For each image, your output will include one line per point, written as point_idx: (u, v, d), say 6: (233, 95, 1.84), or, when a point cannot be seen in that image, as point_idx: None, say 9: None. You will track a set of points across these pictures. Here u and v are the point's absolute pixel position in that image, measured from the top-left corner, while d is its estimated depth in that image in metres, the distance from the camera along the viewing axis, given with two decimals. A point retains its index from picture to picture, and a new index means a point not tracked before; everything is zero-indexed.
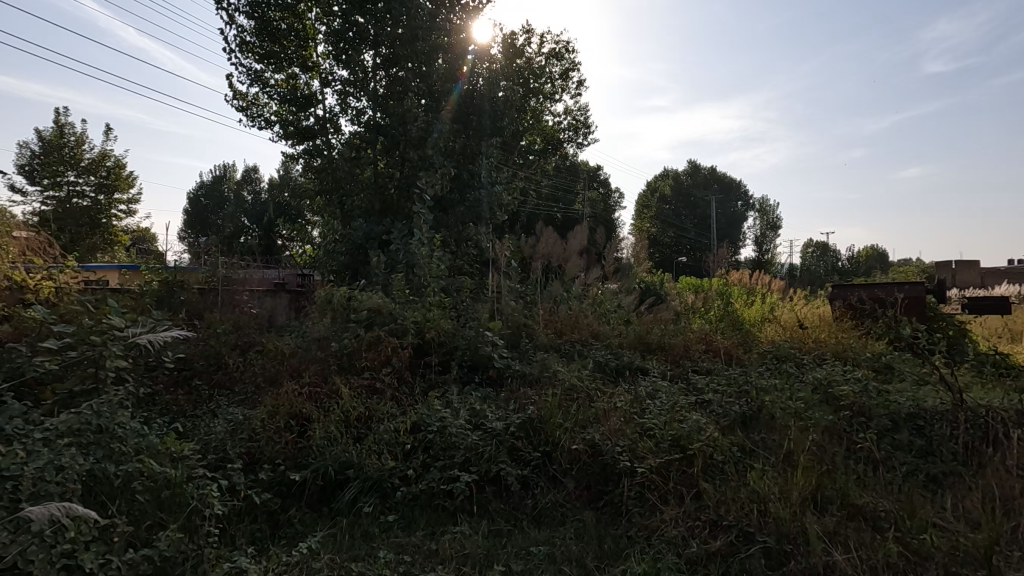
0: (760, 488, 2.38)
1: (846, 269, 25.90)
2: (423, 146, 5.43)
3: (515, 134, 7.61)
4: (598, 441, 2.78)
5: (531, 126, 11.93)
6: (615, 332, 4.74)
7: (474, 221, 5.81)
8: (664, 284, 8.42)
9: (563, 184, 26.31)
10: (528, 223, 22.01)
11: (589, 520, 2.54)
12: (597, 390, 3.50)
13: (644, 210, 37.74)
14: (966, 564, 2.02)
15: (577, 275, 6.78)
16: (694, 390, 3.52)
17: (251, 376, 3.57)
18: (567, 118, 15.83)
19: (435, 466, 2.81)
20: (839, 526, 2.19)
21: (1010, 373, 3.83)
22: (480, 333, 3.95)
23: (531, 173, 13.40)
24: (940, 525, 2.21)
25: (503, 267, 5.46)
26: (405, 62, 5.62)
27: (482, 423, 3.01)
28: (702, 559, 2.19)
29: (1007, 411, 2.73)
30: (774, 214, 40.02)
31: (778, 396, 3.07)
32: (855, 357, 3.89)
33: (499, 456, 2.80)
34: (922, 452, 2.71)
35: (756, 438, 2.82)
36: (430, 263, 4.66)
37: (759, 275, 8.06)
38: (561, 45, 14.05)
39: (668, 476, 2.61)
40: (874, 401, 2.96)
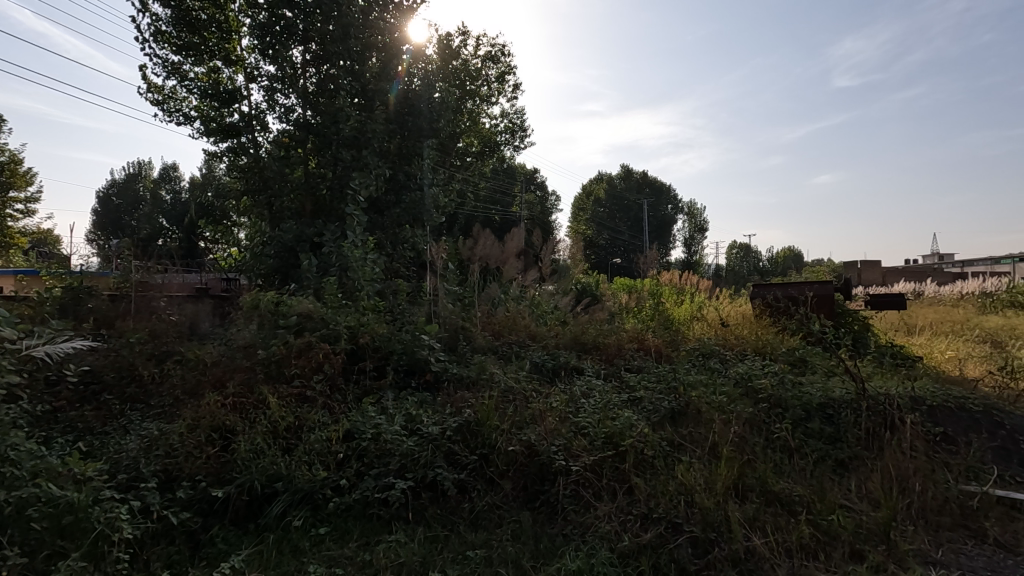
0: (687, 480, 2.48)
1: (766, 270, 27.61)
2: (357, 146, 5.29)
3: (452, 136, 7.58)
4: (534, 441, 2.81)
5: (468, 129, 11.92)
6: (551, 333, 4.82)
7: (410, 223, 5.73)
8: (599, 284, 8.64)
9: (500, 186, 26.49)
10: (467, 225, 22.05)
11: (526, 520, 2.54)
12: (534, 391, 3.54)
13: (580, 213, 38.62)
14: (868, 541, 2.20)
15: (515, 277, 6.84)
16: (627, 388, 3.63)
17: (169, 388, 3.35)
18: (503, 121, 15.99)
19: (369, 474, 2.74)
20: (759, 512, 2.32)
21: (906, 363, 4.21)
22: (417, 337, 3.90)
23: (468, 175, 13.38)
24: (847, 506, 2.39)
25: (439, 270, 5.42)
26: (337, 59, 5.45)
27: (418, 429, 2.97)
28: (634, 551, 2.23)
29: (902, 398, 3.00)
30: (700, 218, 42.05)
31: (703, 391, 3.23)
32: (773, 352, 4.14)
33: (435, 461, 2.78)
34: (831, 439, 2.91)
35: (684, 432, 2.95)
36: (364, 266, 4.55)
37: (687, 276, 8.44)
38: (498, 48, 14.13)
39: (602, 473, 2.68)
40: (789, 393, 3.17)
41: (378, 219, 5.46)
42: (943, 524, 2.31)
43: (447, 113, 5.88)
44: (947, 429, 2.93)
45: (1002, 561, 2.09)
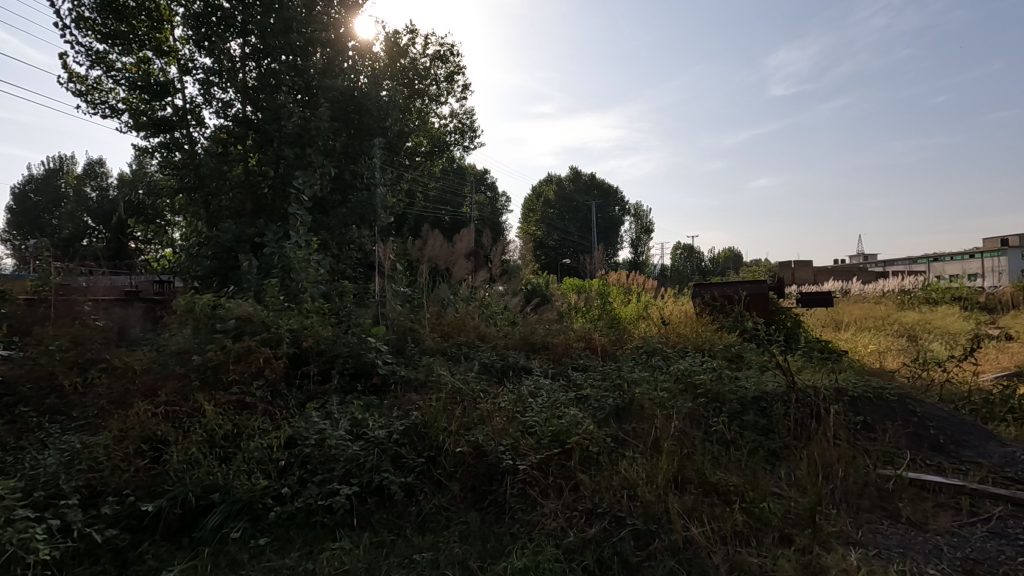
0: (630, 475, 2.56)
1: (708, 270, 28.73)
2: (301, 144, 5.08)
3: (400, 135, 7.48)
4: (481, 442, 2.82)
5: (417, 128, 11.79)
6: (500, 333, 4.84)
7: (357, 223, 5.56)
8: (549, 285, 8.76)
9: (449, 187, 26.36)
10: (417, 224, 21.83)
11: (474, 521, 2.54)
12: (482, 391, 3.55)
13: (530, 214, 38.94)
14: (796, 525, 2.33)
15: (465, 278, 6.83)
16: (574, 386, 3.70)
17: (94, 398, 3.16)
18: (453, 121, 15.93)
19: (313, 481, 2.67)
20: (697, 503, 2.41)
21: (832, 357, 4.49)
22: (363, 339, 3.82)
23: (417, 175, 13.24)
24: (777, 494, 2.53)
25: (387, 271, 5.34)
26: (278, 54, 5.28)
27: (364, 433, 2.92)
28: (579, 546, 2.27)
29: (827, 389, 3.20)
30: (646, 219, 43.25)
31: (646, 388, 3.33)
32: (711, 349, 4.32)
33: (381, 465, 2.73)
34: (765, 431, 3.08)
35: (628, 428, 3.04)
36: (307, 267, 4.40)
37: (633, 275, 8.68)
38: (447, 48, 14.06)
39: (548, 470, 2.72)
40: (725, 388, 3.32)
41: (323, 218, 5.27)
42: (863, 506, 2.48)
43: (395, 112, 5.78)
44: (867, 417, 3.15)
45: (914, 538, 2.26)
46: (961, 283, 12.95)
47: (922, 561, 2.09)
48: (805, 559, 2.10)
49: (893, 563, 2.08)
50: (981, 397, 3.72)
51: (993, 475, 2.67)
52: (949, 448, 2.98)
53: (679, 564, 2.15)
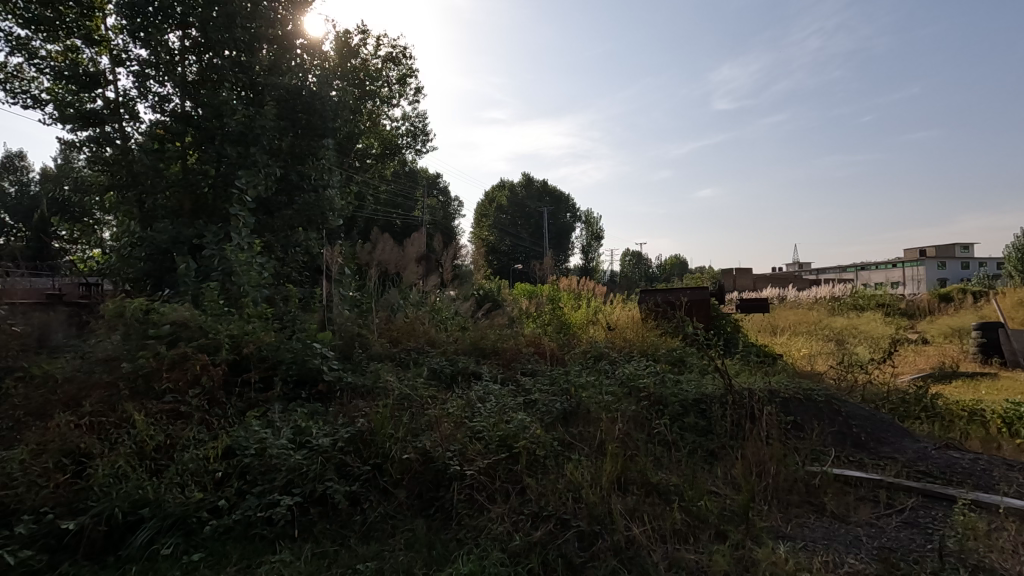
0: (575, 478, 2.60)
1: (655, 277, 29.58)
2: (244, 143, 4.88)
3: (349, 137, 7.34)
4: (429, 448, 2.80)
5: (368, 130, 11.62)
6: (450, 338, 4.83)
7: (304, 225, 5.38)
8: (501, 290, 8.80)
9: (401, 190, 26.06)
10: (367, 227, 21.45)
11: (420, 528, 2.53)
12: (430, 397, 3.53)
13: (483, 219, 38.98)
14: (731, 521, 2.44)
15: (415, 282, 6.76)
16: (522, 391, 3.73)
17: (9, 409, 2.94)
18: (404, 124, 15.79)
19: (252, 492, 2.57)
20: (638, 503, 2.48)
21: (767, 360, 4.72)
22: (308, 345, 3.72)
23: (367, 177, 13.03)
24: (715, 492, 2.64)
25: (334, 275, 5.23)
26: (221, 49, 5.09)
27: (307, 441, 2.84)
28: (525, 550, 2.29)
29: (761, 392, 3.36)
30: (597, 226, 44.11)
31: (592, 392, 3.40)
32: (655, 353, 4.46)
33: (325, 474, 2.67)
34: (704, 432, 3.20)
35: (574, 432, 3.09)
36: (249, 270, 4.21)
37: (583, 281, 8.85)
38: (399, 50, 13.93)
39: (495, 475, 2.74)
40: (668, 391, 3.43)
41: (267, 220, 5.06)
42: (791, 502, 2.62)
43: (344, 113, 5.66)
44: (797, 417, 3.33)
45: (837, 530, 2.41)
46: (884, 290, 13.89)
47: (843, 551, 2.23)
48: (738, 554, 2.20)
49: (817, 554, 2.21)
50: (898, 396, 4.01)
51: (907, 469, 2.88)
52: (870, 445, 3.19)
53: (621, 563, 2.20)
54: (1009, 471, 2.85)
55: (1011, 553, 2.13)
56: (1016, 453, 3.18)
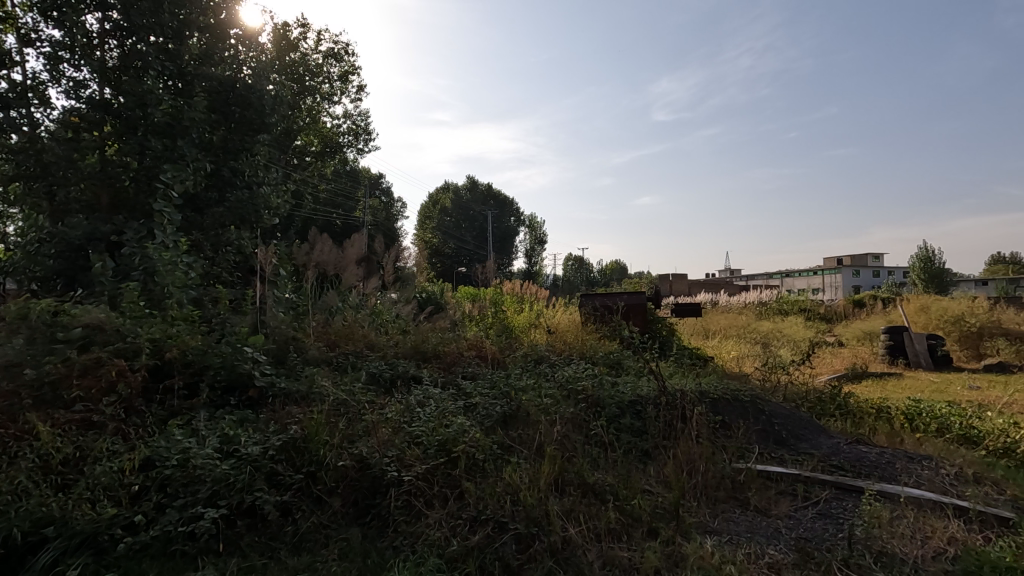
0: (513, 481, 2.62)
1: (596, 282, 30.32)
2: (171, 136, 4.61)
3: (287, 133, 7.08)
4: (365, 454, 2.73)
5: (307, 126, 11.26)
6: (390, 342, 4.75)
7: (235, 224, 5.07)
8: (444, 292, 8.75)
9: (341, 189, 25.40)
10: (305, 227, 20.75)
11: (355, 537, 2.47)
12: (368, 402, 3.45)
13: (427, 221, 38.59)
14: (663, 518, 2.53)
15: (355, 284, 6.61)
16: (463, 394, 3.71)
17: None
18: (346, 122, 15.43)
19: (172, 506, 2.42)
20: (575, 504, 2.53)
21: (698, 362, 4.94)
22: (238, 349, 3.54)
23: (306, 175, 12.63)
24: (647, 491, 2.73)
25: (268, 276, 5.02)
26: (145, 34, 4.74)
27: (235, 450, 2.70)
28: (462, 555, 2.29)
29: (692, 393, 3.50)
30: (541, 231, 44.66)
31: (532, 395, 3.43)
32: (594, 356, 4.57)
33: (254, 484, 2.55)
34: (639, 432, 3.30)
35: (514, 435, 3.11)
36: (174, 270, 3.91)
37: (526, 285, 8.93)
38: (341, 46, 13.61)
39: (433, 480, 2.71)
40: (605, 393, 3.52)
41: (195, 217, 4.72)
42: (719, 498, 2.75)
43: (282, 108, 5.43)
44: (725, 416, 3.49)
45: (759, 523, 2.55)
46: (805, 295, 14.85)
47: (764, 543, 2.37)
48: (669, 550, 2.29)
49: (741, 547, 2.33)
50: (815, 396, 4.30)
51: (823, 464, 3.09)
52: (789, 441, 3.39)
53: (557, 564, 2.24)
54: (909, 463, 3.11)
55: (910, 539, 2.32)
56: (915, 445, 3.48)
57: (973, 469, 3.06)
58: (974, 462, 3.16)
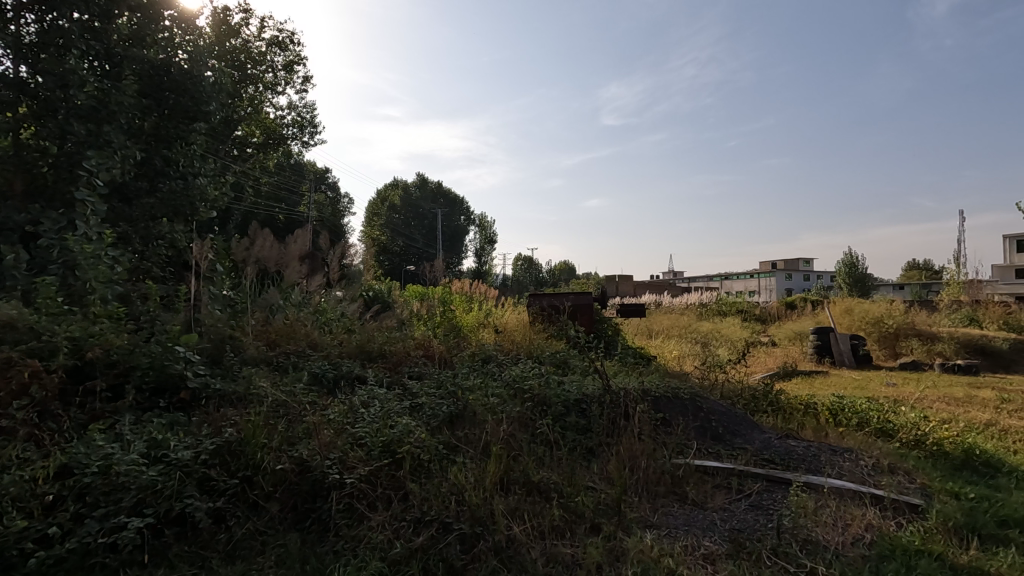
0: (459, 480, 2.60)
1: (545, 282, 30.66)
2: (96, 121, 4.19)
3: (226, 122, 6.76)
4: (305, 457, 2.64)
5: (249, 116, 10.82)
6: (334, 341, 4.63)
7: (168, 216, 4.75)
8: (392, 291, 8.61)
9: (285, 183, 24.53)
10: (245, 221, 19.91)
11: (293, 543, 2.39)
12: (310, 403, 3.35)
13: (375, 218, 37.85)
14: (605, 514, 2.59)
15: (298, 282, 6.39)
16: (409, 394, 3.66)
17: None
18: (290, 114, 14.93)
19: (92, 516, 2.25)
20: (520, 502, 2.54)
21: (642, 362, 5.09)
22: (170, 348, 3.35)
23: (247, 167, 12.12)
24: (591, 487, 2.79)
25: (204, 272, 4.77)
26: (68, 11, 4.35)
27: (164, 455, 2.54)
28: (405, 557, 2.26)
29: (635, 391, 3.60)
30: (491, 231, 44.70)
31: (479, 394, 3.42)
32: (541, 355, 4.62)
33: (184, 491, 2.41)
34: (583, 430, 3.36)
35: (460, 435, 3.10)
36: (98, 264, 3.56)
37: (476, 284, 8.93)
38: (286, 35, 13.16)
39: (377, 482, 2.66)
40: (551, 392, 3.55)
41: (123, 208, 4.41)
42: (659, 493, 2.83)
43: (221, 96, 5.18)
44: (667, 414, 3.61)
45: (696, 516, 2.64)
46: (742, 297, 15.58)
47: (700, 535, 2.46)
48: (610, 545, 2.34)
49: (678, 540, 2.41)
50: (749, 393, 4.51)
51: (755, 458, 3.24)
52: (725, 437, 3.54)
53: (501, 563, 2.24)
54: (833, 455, 3.31)
55: (832, 527, 2.47)
56: (838, 439, 3.72)
57: (889, 460, 3.29)
58: (890, 453, 3.41)
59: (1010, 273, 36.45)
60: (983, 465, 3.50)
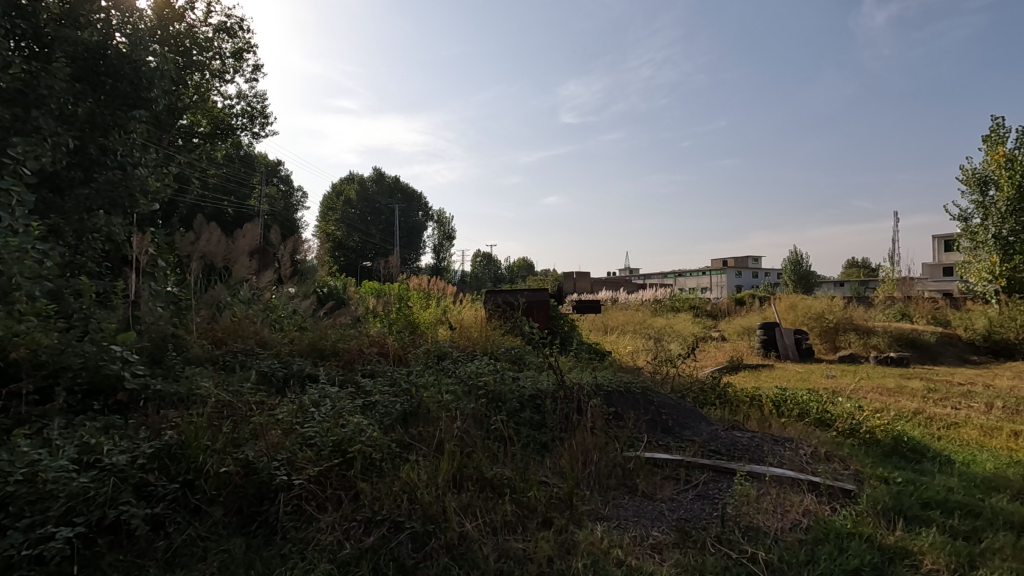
0: (411, 479, 2.58)
1: (503, 279, 30.74)
2: (22, 105, 3.90)
3: (170, 109, 6.42)
4: (251, 459, 2.55)
5: (195, 105, 10.35)
6: (284, 338, 4.49)
7: (105, 208, 4.43)
8: (347, 287, 8.44)
9: (235, 176, 23.63)
10: (190, 215, 19.08)
11: (238, 548, 2.33)
12: (256, 403, 3.24)
13: (330, 213, 36.99)
14: (557, 507, 2.62)
15: (247, 277, 6.17)
16: (362, 392, 3.60)
17: None
18: (239, 104, 14.40)
19: (15, 527, 2.07)
20: (472, 498, 2.54)
21: (596, 357, 5.17)
22: (105, 347, 3.15)
23: (192, 157, 11.61)
24: (543, 482, 2.82)
25: (144, 267, 4.53)
26: None
27: (98, 461, 2.38)
28: (355, 557, 2.23)
29: (589, 386, 3.65)
30: (449, 227, 44.40)
31: (433, 391, 3.39)
32: (497, 352, 4.63)
33: (120, 497, 2.28)
34: (537, 425, 3.38)
35: (413, 433, 3.07)
36: (25, 258, 3.14)
37: (433, 279, 8.86)
38: (235, 21, 12.67)
39: (327, 482, 2.61)
40: (506, 388, 3.56)
41: (54, 199, 4.11)
42: (610, 485, 2.89)
43: (165, 83, 4.89)
44: (619, 408, 3.68)
45: (646, 507, 2.71)
46: (694, 293, 16.05)
47: (648, 525, 2.53)
48: (561, 538, 2.37)
49: (627, 531, 2.47)
50: (698, 386, 4.66)
51: (702, 449, 3.34)
52: (674, 429, 3.64)
53: (452, 560, 2.24)
54: (774, 445, 3.46)
55: (772, 514, 2.58)
56: (780, 429, 3.89)
57: (825, 448, 3.47)
58: (827, 442, 3.59)
59: (938, 271, 39.00)
60: (909, 451, 3.73)
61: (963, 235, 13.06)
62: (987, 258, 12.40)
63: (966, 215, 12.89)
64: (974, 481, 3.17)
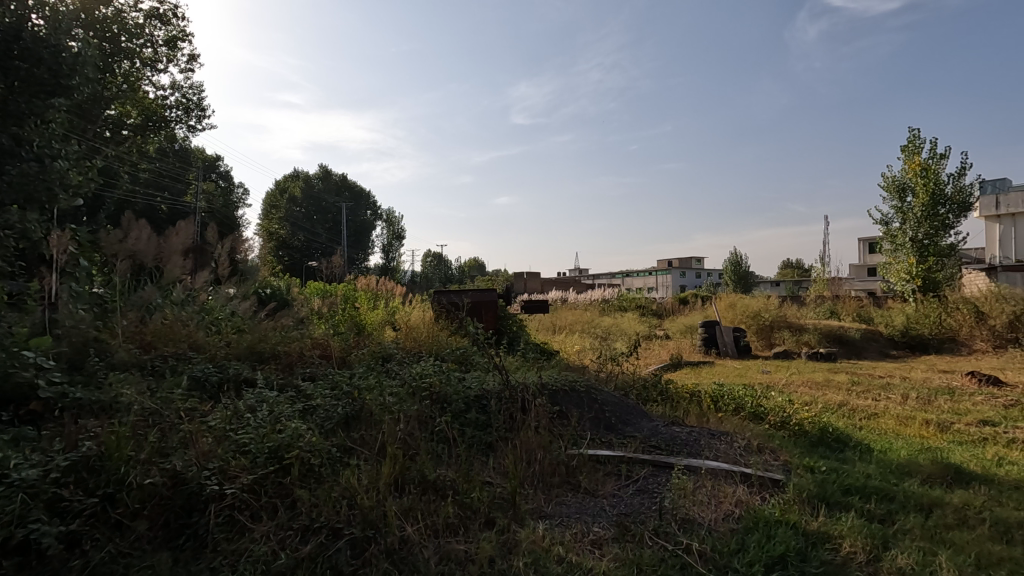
0: (351, 484, 2.52)
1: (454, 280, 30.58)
2: None
3: (95, 99, 6.01)
4: (180, 469, 2.42)
5: (123, 95, 9.74)
6: (220, 341, 4.29)
7: (18, 204, 3.99)
8: (289, 287, 8.17)
9: (169, 171, 22.43)
10: (119, 211, 17.98)
11: (163, 563, 2.21)
12: (187, 410, 3.07)
13: (274, 210, 35.71)
14: (500, 507, 2.63)
15: (180, 277, 5.87)
16: (302, 396, 3.48)
17: None
18: (172, 95, 13.67)
19: None
20: (414, 502, 2.51)
21: (543, 357, 5.22)
22: (15, 352, 2.90)
23: (121, 150, 10.94)
24: (487, 482, 2.82)
25: (63, 267, 4.22)
26: None
27: (5, 476, 2.19)
28: (290, 567, 2.16)
29: (534, 385, 3.68)
30: (398, 226, 43.73)
31: (375, 393, 3.32)
32: (443, 352, 4.60)
33: (31, 514, 2.12)
34: (483, 425, 3.38)
35: (354, 437, 3.00)
36: None
37: (380, 280, 8.69)
38: (168, 8, 12.04)
39: (261, 491, 2.52)
40: (451, 389, 3.53)
41: None
42: (553, 483, 2.93)
43: (88, 70, 4.54)
44: (563, 407, 3.72)
45: (587, 503, 2.76)
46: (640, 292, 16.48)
47: (589, 521, 2.57)
48: (503, 538, 2.38)
49: (569, 528, 2.50)
50: (641, 383, 4.78)
51: (643, 445, 3.43)
52: (617, 426, 3.72)
53: (392, 565, 2.21)
54: (711, 439, 3.59)
55: (707, 505, 2.68)
56: (717, 423, 4.05)
57: (758, 440, 3.64)
58: (759, 434, 3.76)
59: (863, 271, 41.61)
60: (833, 441, 3.97)
61: (884, 238, 13.99)
62: (905, 259, 13.33)
63: (887, 219, 13.81)
64: (889, 467, 3.40)
